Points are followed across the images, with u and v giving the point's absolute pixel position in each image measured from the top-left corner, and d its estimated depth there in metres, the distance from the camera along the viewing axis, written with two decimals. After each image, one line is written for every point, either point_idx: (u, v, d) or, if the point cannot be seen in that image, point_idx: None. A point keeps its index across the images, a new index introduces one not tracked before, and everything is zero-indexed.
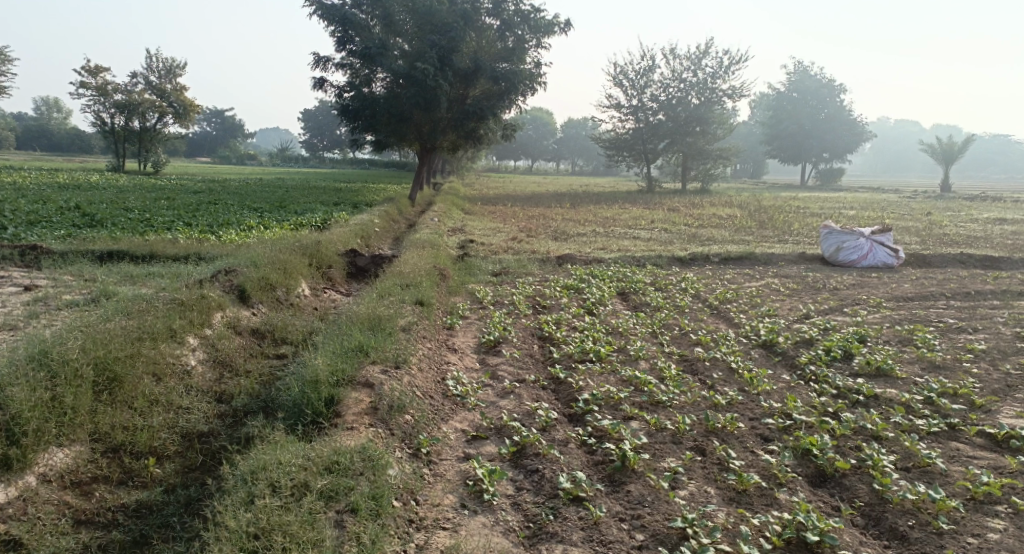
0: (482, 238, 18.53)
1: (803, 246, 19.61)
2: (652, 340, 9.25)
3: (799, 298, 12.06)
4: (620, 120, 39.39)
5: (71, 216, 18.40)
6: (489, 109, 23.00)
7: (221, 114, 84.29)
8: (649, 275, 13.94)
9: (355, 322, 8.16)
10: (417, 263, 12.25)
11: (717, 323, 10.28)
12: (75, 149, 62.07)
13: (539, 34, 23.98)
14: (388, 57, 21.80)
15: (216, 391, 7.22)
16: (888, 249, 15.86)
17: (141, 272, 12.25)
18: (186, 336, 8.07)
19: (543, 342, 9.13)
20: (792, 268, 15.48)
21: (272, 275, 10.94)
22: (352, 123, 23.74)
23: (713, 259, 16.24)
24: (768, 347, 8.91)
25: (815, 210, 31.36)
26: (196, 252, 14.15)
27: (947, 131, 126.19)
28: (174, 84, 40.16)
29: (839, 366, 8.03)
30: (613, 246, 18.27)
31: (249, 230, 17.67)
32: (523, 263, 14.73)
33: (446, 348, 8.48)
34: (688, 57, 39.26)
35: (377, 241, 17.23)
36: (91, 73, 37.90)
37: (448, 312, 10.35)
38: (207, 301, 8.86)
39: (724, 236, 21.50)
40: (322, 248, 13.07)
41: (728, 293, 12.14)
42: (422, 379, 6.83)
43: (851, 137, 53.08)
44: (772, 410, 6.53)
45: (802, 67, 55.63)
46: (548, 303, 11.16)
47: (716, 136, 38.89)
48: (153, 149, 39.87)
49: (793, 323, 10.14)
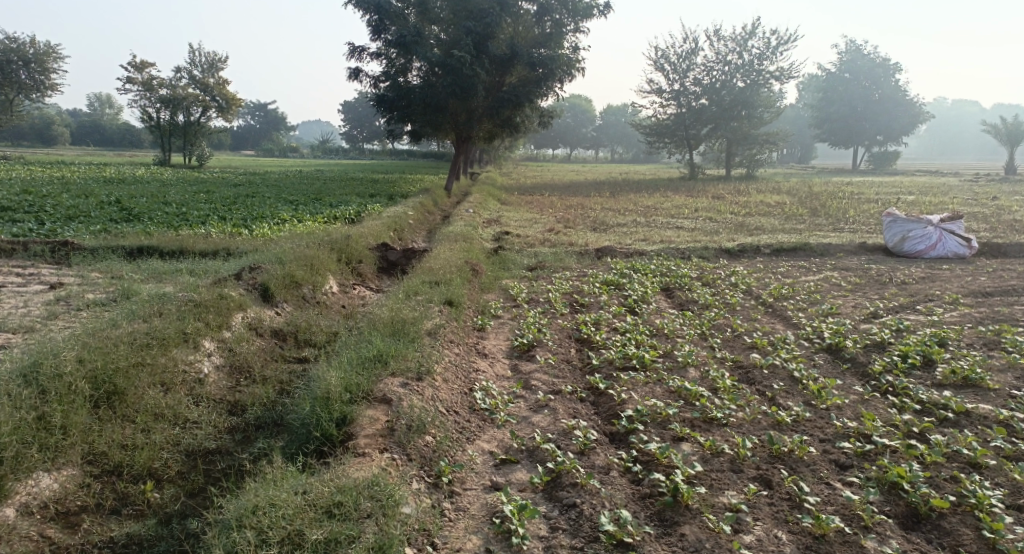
0: (519, 229, 17.85)
1: (860, 235, 18.49)
2: (702, 343, 8.44)
3: (862, 294, 11.13)
4: (662, 106, 38.30)
5: (108, 210, 18.17)
6: (526, 96, 22.25)
7: (265, 107, 84.95)
8: (696, 269, 13.07)
9: (376, 327, 7.53)
10: (449, 258, 11.57)
11: (772, 323, 9.41)
12: (124, 143, 62.91)
13: (578, 18, 22.98)
14: (424, 45, 21.12)
15: (229, 400, 6.61)
16: (957, 238, 14.72)
17: (168, 269, 11.79)
18: (200, 340, 7.48)
19: (582, 345, 8.39)
20: (850, 260, 14.45)
21: (297, 272, 10.36)
22: (389, 113, 23.14)
23: (765, 250, 15.27)
24: (833, 351, 8.04)
25: (869, 196, 29.97)
26: (226, 247, 13.65)
27: (1009, 112, 121.23)
28: (217, 78, 40.17)
29: (917, 377, 7.16)
30: (656, 237, 17.40)
31: (282, 224, 17.19)
32: (561, 256, 13.99)
33: (475, 353, 7.81)
34: (733, 39, 37.95)
35: (411, 233, 16.65)
36: (137, 68, 38.11)
37: (480, 312, 9.69)
38: (225, 301, 8.28)
39: (774, 225, 20.47)
40: (352, 242, 12.48)
41: (783, 289, 11.23)
42: (447, 392, 6.15)
43: (905, 120, 50.88)
44: (846, 430, 5.74)
45: (854, 46, 53.42)
46: (587, 301, 10.41)
47: (762, 120, 37.51)
48: (198, 143, 39.95)
49: (860, 323, 9.24)
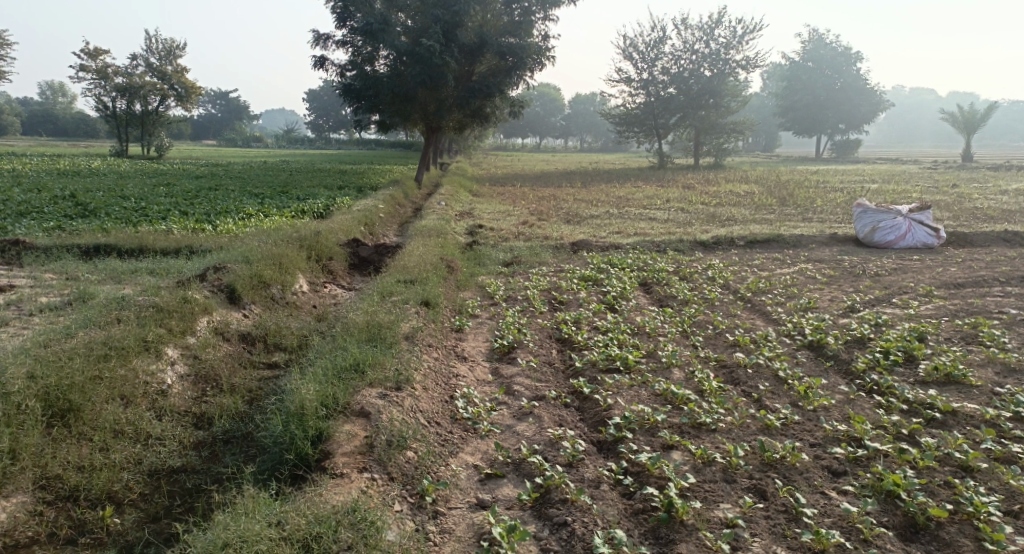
0: (491, 222, 17.62)
1: (830, 225, 18.57)
2: (683, 342, 8.31)
3: (838, 286, 11.11)
4: (630, 95, 38.23)
5: (63, 205, 17.56)
6: (496, 86, 21.99)
7: (226, 95, 83.39)
8: (672, 262, 12.96)
9: (351, 333, 7.27)
10: (423, 255, 11.30)
11: (753, 319, 9.31)
12: (80, 133, 61.22)
13: (547, 7, 22.71)
14: (391, 34, 20.74)
15: (195, 412, 6.33)
16: (927, 228, 14.80)
17: (128, 269, 11.35)
18: (163, 348, 7.16)
19: (563, 346, 8.21)
20: (824, 252, 14.45)
21: (265, 272, 10.04)
22: (356, 103, 22.70)
23: (739, 242, 15.21)
24: (816, 348, 7.94)
25: (835, 184, 30.22)
26: (188, 245, 13.19)
27: (966, 100, 123.52)
28: (175, 66, 39.19)
29: (900, 374, 7.07)
30: (629, 228, 17.29)
31: (247, 218, 16.75)
32: (536, 250, 13.78)
33: (454, 357, 7.60)
34: (699, 28, 37.99)
35: (381, 227, 16.32)
36: (91, 56, 37.02)
37: (457, 311, 9.45)
38: (190, 305, 7.94)
39: (745, 215, 20.49)
40: (322, 238, 12.14)
41: (761, 283, 11.16)
42: (427, 401, 5.93)
43: (867, 108, 51.50)
44: (836, 433, 5.60)
45: (817, 35, 53.84)
46: (565, 298, 10.23)
47: (729, 109, 37.62)
48: (156, 133, 38.98)
49: (840, 318, 9.17)
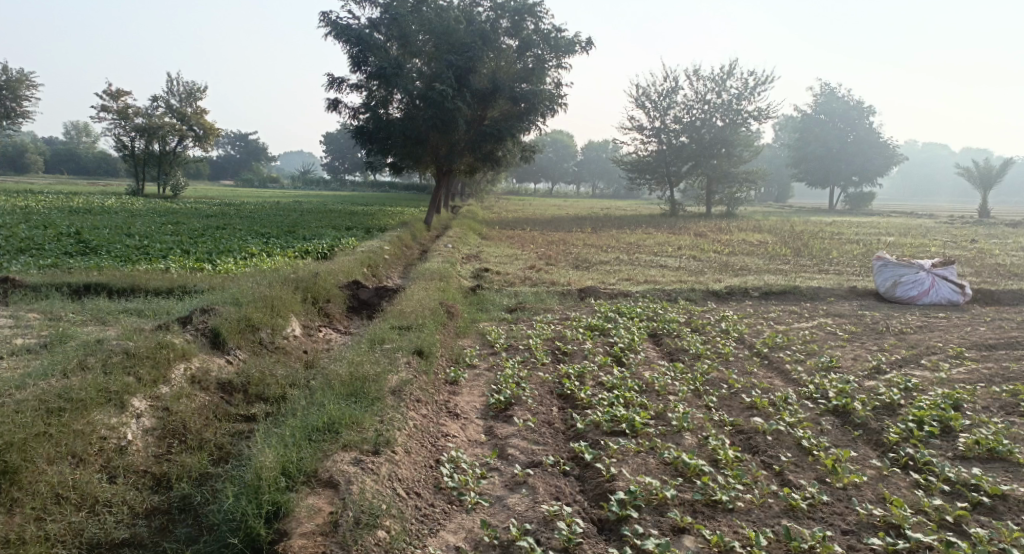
0: (497, 266, 17.12)
1: (848, 278, 17.94)
2: (696, 402, 7.63)
3: (862, 344, 10.44)
4: (642, 143, 38.00)
5: (64, 242, 17.19)
6: (508, 131, 21.67)
7: (245, 137, 84.18)
8: (684, 313, 12.35)
9: (332, 387, 6.70)
10: (421, 300, 10.72)
11: (771, 379, 8.65)
12: (99, 172, 61.54)
13: (560, 54, 22.47)
14: (404, 78, 20.40)
15: (155, 473, 6.09)
16: (952, 284, 14.11)
17: (115, 309, 10.85)
18: (129, 399, 6.63)
19: (565, 404, 7.55)
20: (844, 305, 13.79)
21: (255, 315, 9.46)
22: (367, 146, 22.40)
23: (753, 293, 14.58)
24: (841, 414, 7.25)
25: (849, 235, 29.67)
26: (182, 284, 12.65)
27: (978, 155, 123.33)
28: (195, 107, 39.34)
29: (937, 447, 6.39)
30: (639, 276, 16.73)
31: (248, 258, 16.32)
32: (542, 296, 13.20)
33: (446, 414, 6.97)
34: (712, 78, 37.91)
35: (385, 269, 15.82)
36: (112, 96, 37.23)
37: (453, 361, 8.84)
38: (165, 351, 7.38)
39: (758, 265, 19.90)
40: (319, 280, 11.59)
41: (778, 338, 10.51)
42: (408, 468, 5.45)
43: (880, 161, 51.10)
44: (872, 519, 4.99)
45: (830, 88, 53.79)
46: (569, 349, 9.60)
47: (741, 159, 37.29)
48: (173, 173, 38.94)
49: (866, 380, 8.50)
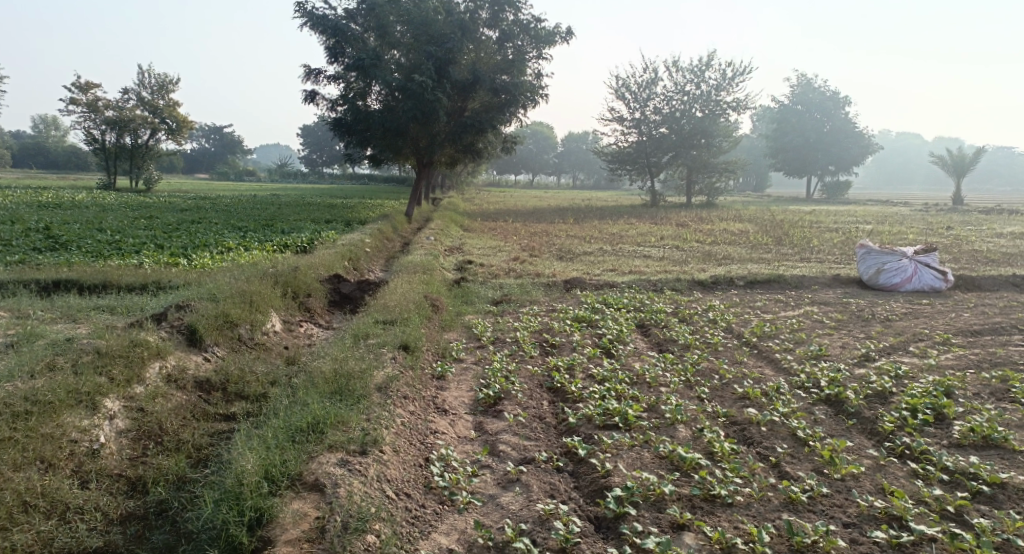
0: (480, 258, 16.93)
1: (831, 266, 17.94)
2: (688, 394, 7.52)
3: (850, 332, 10.39)
4: (622, 134, 37.91)
5: (34, 237, 16.76)
6: (489, 122, 21.45)
7: (220, 130, 83.08)
8: (670, 303, 12.24)
9: (316, 384, 6.51)
10: (405, 293, 10.52)
11: (761, 368, 8.56)
12: (70, 166, 60.45)
13: (541, 45, 22.31)
14: (383, 69, 20.09)
15: (130, 477, 6.00)
16: (935, 271, 14.14)
17: (87, 306, 10.54)
18: (103, 400, 6.41)
19: (555, 397, 7.41)
20: (829, 293, 13.77)
21: (233, 310, 9.22)
22: (345, 138, 22.09)
23: (738, 282, 14.51)
24: (834, 404, 7.16)
25: (829, 224, 29.79)
26: (156, 280, 12.35)
27: (951, 143, 124.82)
28: (167, 100, 38.64)
29: (932, 435, 6.32)
30: (624, 266, 16.62)
31: (225, 252, 16.01)
32: (527, 288, 13.04)
33: (435, 410, 6.80)
34: (690, 69, 37.88)
35: (367, 262, 15.57)
36: (82, 89, 36.46)
37: (439, 356, 8.65)
38: (140, 349, 7.15)
39: (741, 255, 19.88)
40: (299, 274, 11.34)
41: (766, 327, 10.43)
42: (397, 467, 5.30)
43: (857, 150, 51.45)
44: (873, 511, 4.95)
45: (806, 78, 54.02)
46: (557, 341, 9.45)
47: (721, 149, 37.32)
48: (146, 166, 38.26)
49: (856, 368, 8.43)
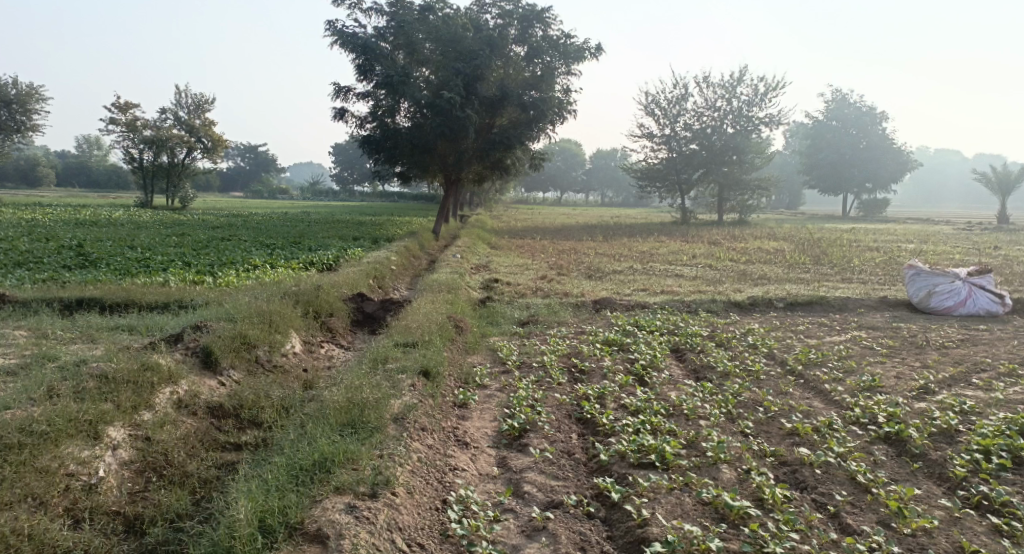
0: (508, 277, 16.45)
1: (873, 287, 17.17)
2: (731, 429, 6.91)
3: (903, 360, 9.69)
4: (653, 150, 37.31)
5: (64, 255, 16.59)
6: (517, 139, 20.99)
7: (254, 148, 84.05)
8: (706, 326, 11.62)
9: (328, 415, 6.04)
10: (428, 314, 10.03)
11: (810, 400, 7.91)
12: (111, 185, 61.35)
13: (570, 61, 21.71)
14: (411, 86, 19.80)
15: (128, 515, 5.58)
16: (990, 294, 13.32)
17: (106, 325, 10.19)
18: (105, 429, 5.99)
19: (585, 430, 6.85)
20: (876, 317, 13.04)
21: (250, 331, 8.78)
22: (374, 155, 21.80)
23: (777, 304, 13.81)
24: (895, 442, 6.51)
25: (868, 242, 28.83)
26: (178, 298, 11.99)
27: (990, 160, 122.07)
28: (203, 119, 38.88)
29: (1010, 482, 5.69)
30: (656, 286, 16.01)
31: (251, 270, 15.71)
32: (555, 308, 12.50)
33: (456, 443, 6.28)
34: (722, 85, 37.21)
35: (392, 280, 15.18)
36: (121, 109, 36.87)
37: (462, 382, 8.13)
38: (149, 374, 6.72)
39: (778, 274, 19.16)
40: (321, 293, 10.92)
41: (812, 353, 9.77)
42: (411, 512, 4.93)
43: (894, 167, 50.18)
44: None
45: (841, 95, 52.91)
46: (587, 367, 8.88)
47: (754, 165, 36.51)
48: (181, 185, 38.41)
49: (914, 402, 7.77)
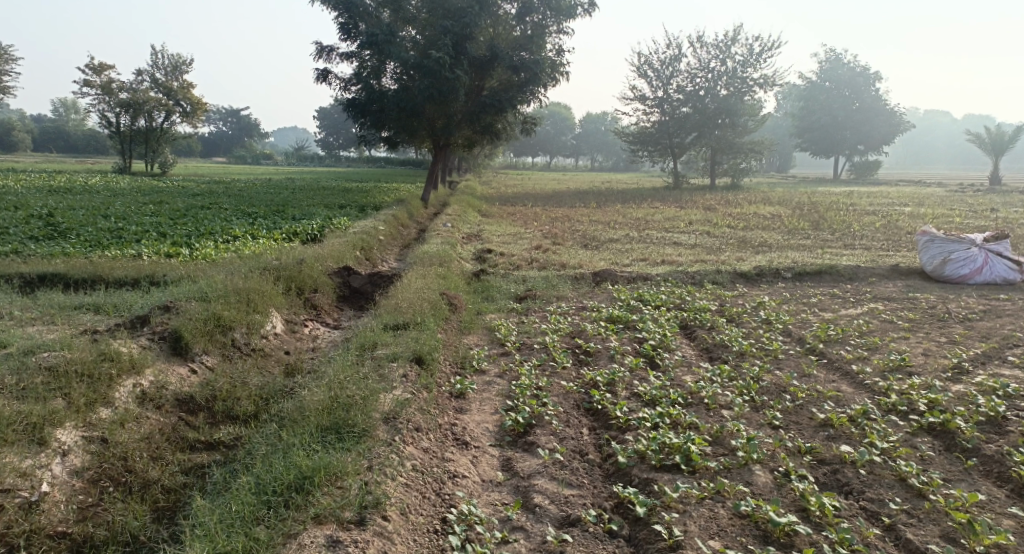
0: (501, 247, 15.68)
1: (879, 254, 16.50)
2: (759, 420, 6.24)
3: (929, 336, 9.03)
4: (644, 113, 36.30)
5: (32, 225, 15.65)
6: (509, 102, 20.08)
7: (237, 113, 82.28)
8: (715, 299, 10.92)
9: (308, 416, 5.36)
10: (420, 290, 9.27)
11: (839, 384, 7.23)
12: (89, 150, 59.80)
13: (561, 19, 20.71)
14: (398, 46, 18.82)
15: (79, 536, 4.89)
16: (1007, 261, 12.66)
17: (70, 303, 9.35)
18: (52, 434, 5.24)
19: (596, 422, 6.17)
20: (889, 286, 12.37)
21: (226, 312, 7.98)
22: (360, 119, 20.83)
23: (785, 274, 13.11)
24: (941, 434, 5.85)
25: (865, 206, 28.13)
26: (150, 273, 11.12)
27: (980, 121, 121.10)
28: (181, 81, 37.54)
29: None
30: (655, 255, 15.29)
31: (230, 241, 14.88)
32: (553, 282, 11.74)
33: (457, 443, 5.60)
34: (715, 45, 36.17)
35: (380, 251, 14.39)
36: (95, 71, 35.44)
37: (458, 367, 7.42)
38: (108, 365, 5.95)
39: (778, 241, 18.47)
40: (304, 268, 10.11)
41: (832, 330, 9.06)
42: (406, 539, 4.40)
43: (886, 129, 49.30)
44: None
45: (834, 55, 51.92)
46: (592, 348, 8.16)
47: (747, 129, 35.64)
48: (161, 150, 37.14)
49: (953, 385, 7.11)
